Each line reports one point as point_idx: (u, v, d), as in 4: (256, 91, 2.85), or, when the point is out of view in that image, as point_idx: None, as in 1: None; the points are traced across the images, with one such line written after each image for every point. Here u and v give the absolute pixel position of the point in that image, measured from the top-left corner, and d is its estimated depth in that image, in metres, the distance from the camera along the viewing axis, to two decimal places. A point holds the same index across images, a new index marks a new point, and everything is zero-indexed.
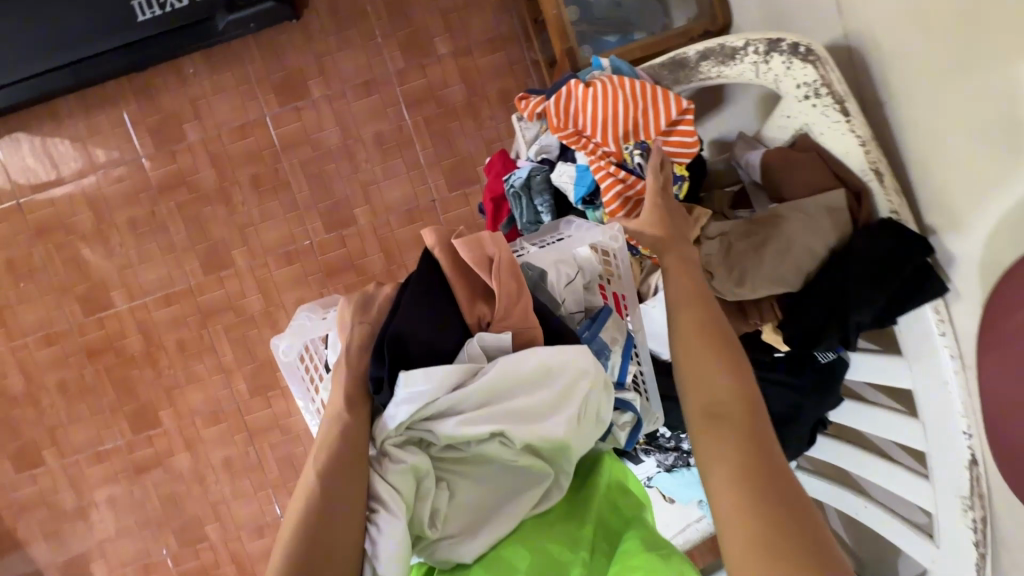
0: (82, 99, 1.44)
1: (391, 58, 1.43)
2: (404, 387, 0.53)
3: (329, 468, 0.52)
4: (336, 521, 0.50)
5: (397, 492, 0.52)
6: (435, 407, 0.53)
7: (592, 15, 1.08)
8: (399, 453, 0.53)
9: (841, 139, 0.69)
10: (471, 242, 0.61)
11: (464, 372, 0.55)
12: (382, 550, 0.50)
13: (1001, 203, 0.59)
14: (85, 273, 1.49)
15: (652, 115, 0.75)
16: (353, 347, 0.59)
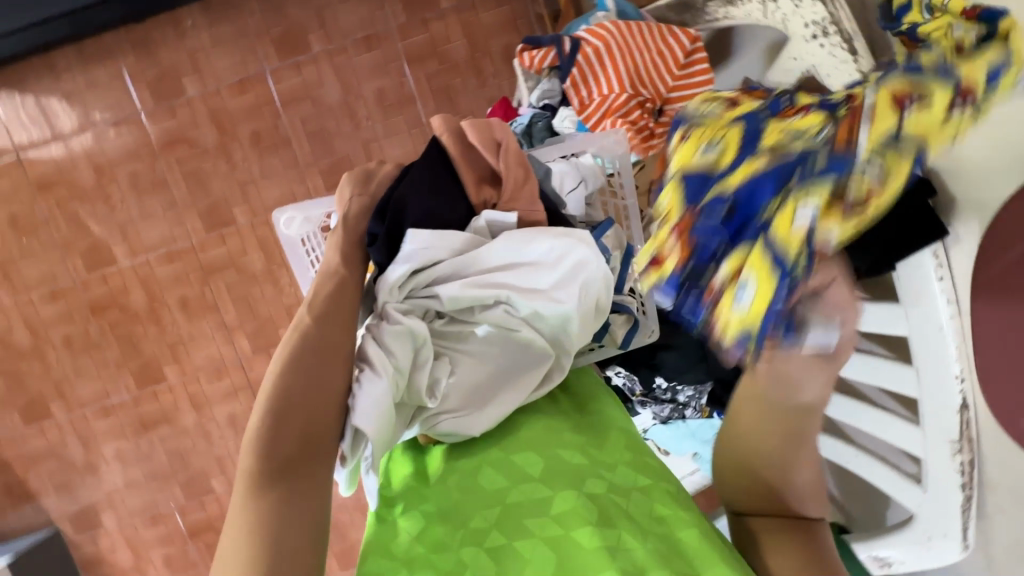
0: (79, 52, 1.42)
1: (392, 12, 1.40)
2: (411, 241, 0.59)
3: (319, 319, 0.57)
4: (327, 371, 0.55)
5: (393, 353, 0.57)
6: (438, 268, 0.60)
7: None
8: (396, 317, 0.58)
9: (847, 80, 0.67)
10: (479, 126, 0.65)
11: (466, 242, 0.62)
12: (365, 400, 0.54)
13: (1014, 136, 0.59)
14: (86, 229, 1.49)
15: (668, 57, 0.75)
16: (350, 215, 0.65)
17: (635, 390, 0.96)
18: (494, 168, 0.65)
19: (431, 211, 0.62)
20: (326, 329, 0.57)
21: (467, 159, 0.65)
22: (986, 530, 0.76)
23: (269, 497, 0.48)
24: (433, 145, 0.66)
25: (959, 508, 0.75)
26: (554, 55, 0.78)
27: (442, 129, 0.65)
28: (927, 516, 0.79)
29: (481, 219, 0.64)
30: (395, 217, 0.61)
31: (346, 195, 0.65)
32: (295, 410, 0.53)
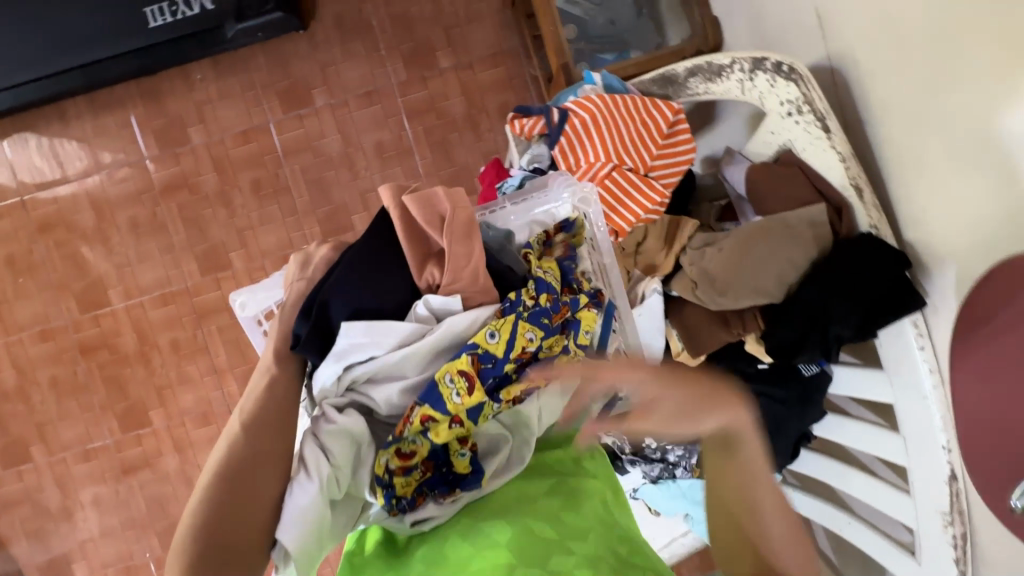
0: (91, 102, 1.48)
1: (393, 70, 1.47)
2: (344, 337, 0.55)
3: (254, 419, 0.56)
4: (261, 472, 0.54)
5: (329, 454, 0.54)
6: (374, 364, 0.56)
7: (589, 33, 1.10)
8: (332, 416, 0.56)
9: (823, 156, 0.71)
10: (422, 199, 0.60)
11: (409, 333, 0.58)
12: (295, 508, 0.53)
13: (979, 215, 0.60)
14: (82, 271, 1.50)
15: (652, 125, 0.79)
16: (288, 302, 0.61)
17: (625, 449, 0.97)
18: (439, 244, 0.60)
19: (359, 305, 0.58)
20: (254, 437, 0.55)
21: (413, 234, 0.61)
22: None
23: None
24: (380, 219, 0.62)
25: None
26: (542, 126, 0.80)
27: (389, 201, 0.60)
28: None
29: (420, 305, 0.59)
30: (319, 315, 0.57)
31: (290, 275, 0.63)
32: (223, 513, 0.51)
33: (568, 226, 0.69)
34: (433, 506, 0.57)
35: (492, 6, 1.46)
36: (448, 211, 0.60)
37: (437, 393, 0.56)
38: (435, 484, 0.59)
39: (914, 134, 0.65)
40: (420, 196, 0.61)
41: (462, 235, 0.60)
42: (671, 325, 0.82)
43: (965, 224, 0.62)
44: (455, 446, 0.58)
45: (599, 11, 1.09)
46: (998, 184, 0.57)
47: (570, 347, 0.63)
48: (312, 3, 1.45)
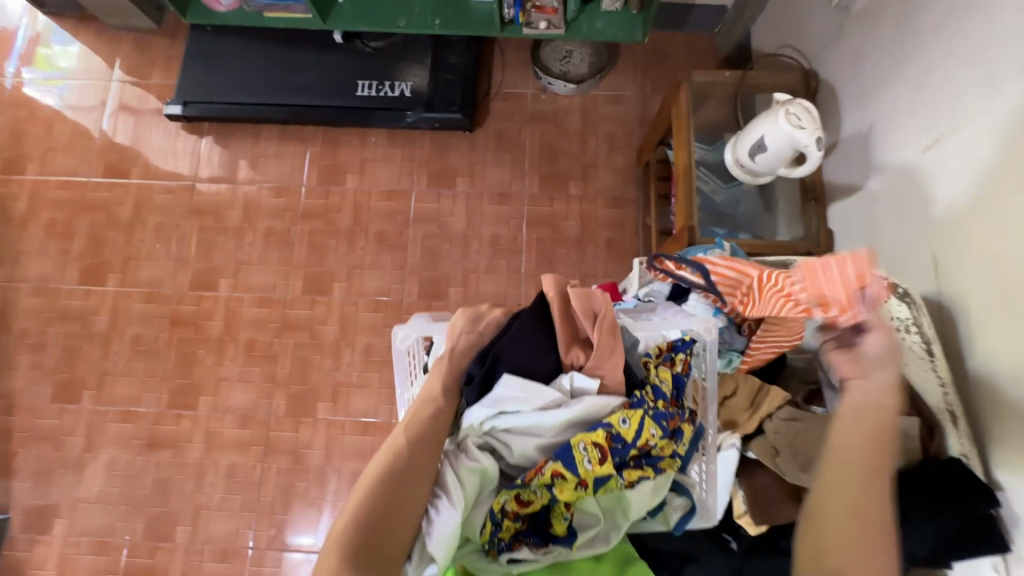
0: (282, 131, 1.78)
1: (529, 183, 1.70)
2: (503, 388, 0.71)
3: (415, 440, 0.70)
4: (410, 487, 0.67)
5: (462, 483, 0.68)
6: (519, 417, 0.71)
7: (713, 207, 1.25)
8: (474, 455, 0.70)
9: (922, 375, 0.78)
10: (582, 295, 0.76)
11: (551, 401, 0.72)
12: (431, 529, 0.66)
13: None
14: (208, 255, 1.70)
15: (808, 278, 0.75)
16: (457, 348, 0.79)
17: None
18: (588, 333, 0.76)
19: (523, 364, 0.75)
20: (414, 456, 0.69)
21: (567, 321, 0.77)
22: None
23: None
24: (539, 303, 0.78)
25: None
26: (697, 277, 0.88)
27: (553, 291, 0.77)
28: None
29: (566, 379, 0.74)
30: (491, 365, 0.75)
31: (457, 328, 0.80)
32: (382, 511, 0.65)
33: (680, 348, 0.81)
34: (527, 550, 0.69)
35: (627, 161, 1.70)
36: (603, 314, 0.75)
37: (571, 455, 0.69)
38: (532, 535, 0.71)
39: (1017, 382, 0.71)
40: (584, 293, 0.77)
41: (607, 331, 0.75)
42: (738, 484, 0.84)
43: None
44: (560, 510, 0.71)
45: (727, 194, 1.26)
46: None
47: (671, 454, 0.76)
48: (484, 115, 1.76)
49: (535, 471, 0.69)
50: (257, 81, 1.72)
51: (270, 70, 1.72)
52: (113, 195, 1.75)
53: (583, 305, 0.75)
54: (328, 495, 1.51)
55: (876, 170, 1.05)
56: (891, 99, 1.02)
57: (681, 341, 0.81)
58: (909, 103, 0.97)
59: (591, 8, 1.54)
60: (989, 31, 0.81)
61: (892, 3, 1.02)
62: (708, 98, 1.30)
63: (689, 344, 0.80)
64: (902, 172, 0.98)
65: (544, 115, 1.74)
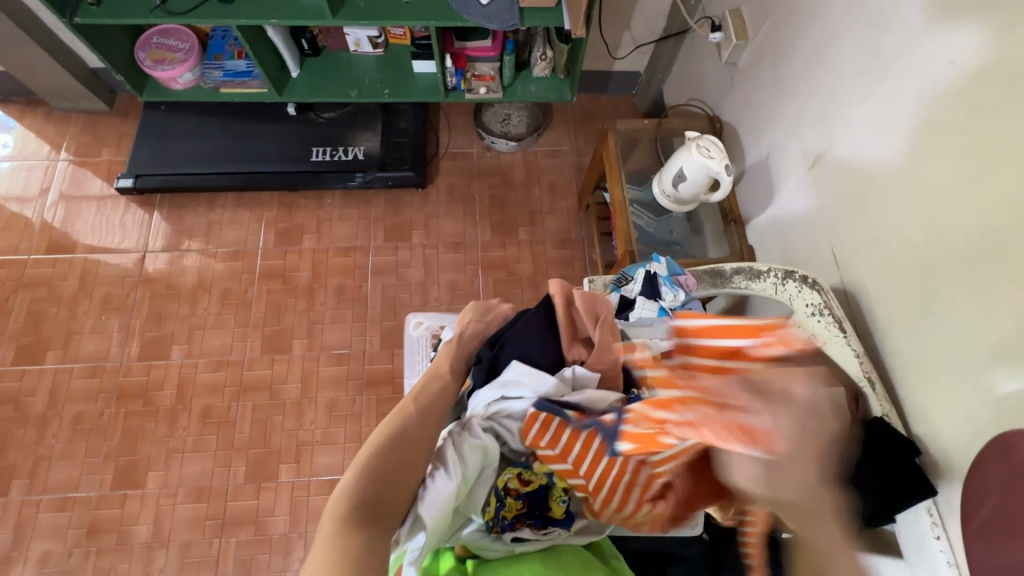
0: (236, 199, 1.83)
1: (481, 231, 1.81)
2: (512, 372, 0.80)
3: (418, 412, 0.76)
4: (412, 452, 0.71)
5: (462, 459, 0.72)
6: (524, 401, 0.79)
7: (649, 237, 1.42)
8: (479, 434, 0.75)
9: (840, 349, 0.89)
10: (587, 297, 0.86)
11: (554, 388, 0.80)
12: (433, 494, 0.68)
13: (994, 407, 0.72)
14: (160, 323, 1.66)
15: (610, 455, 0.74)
16: (465, 333, 0.90)
17: None
18: (591, 333, 0.85)
19: (527, 354, 0.84)
20: (420, 423, 0.75)
21: (569, 321, 0.86)
22: None
23: (358, 531, 0.60)
24: (544, 302, 0.88)
25: None
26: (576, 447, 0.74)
27: (559, 291, 0.86)
28: None
29: (570, 370, 0.83)
30: (498, 351, 0.83)
31: (467, 317, 0.93)
32: (387, 470, 0.67)
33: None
34: (528, 529, 0.73)
35: (570, 205, 1.86)
36: (604, 315, 0.85)
37: None
38: (532, 517, 0.75)
39: (930, 344, 0.81)
40: (592, 296, 0.87)
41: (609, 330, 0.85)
42: None
43: (998, 418, 0.71)
44: (558, 491, 0.77)
45: (659, 223, 1.42)
46: (1001, 383, 0.70)
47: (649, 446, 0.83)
48: (435, 173, 1.89)
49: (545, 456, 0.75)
50: (212, 151, 1.78)
51: (224, 141, 1.80)
52: (56, 270, 1.71)
53: (587, 305, 0.85)
54: (294, 564, 1.42)
55: (777, 190, 1.23)
56: (780, 130, 1.21)
57: None
58: (794, 131, 1.16)
59: (524, 75, 1.74)
60: (842, 70, 1.01)
61: (767, 56, 1.24)
62: (636, 144, 1.48)
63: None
64: (797, 187, 1.16)
65: (490, 171, 1.90)
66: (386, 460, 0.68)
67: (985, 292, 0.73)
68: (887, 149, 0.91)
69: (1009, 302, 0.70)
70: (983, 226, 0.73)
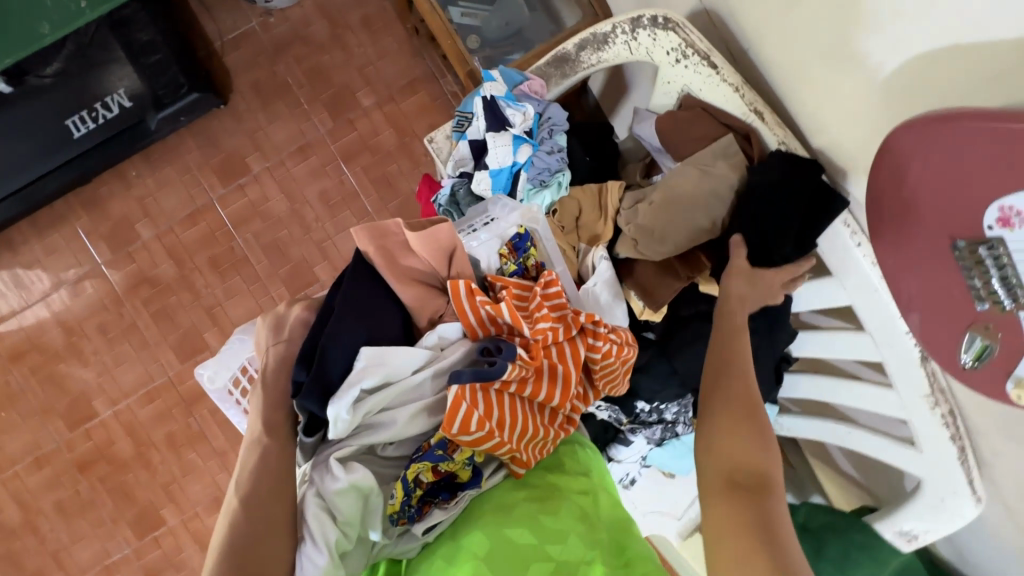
0: (34, 225, 1.50)
1: (319, 120, 1.51)
2: (364, 361, 0.64)
3: (248, 497, 0.60)
4: (266, 551, 0.58)
5: (335, 506, 0.61)
6: (387, 391, 0.65)
7: (490, 38, 1.16)
8: (341, 474, 0.62)
9: (717, 90, 0.76)
10: (390, 228, 0.70)
11: (422, 359, 0.68)
12: (311, 566, 0.59)
13: (882, 89, 0.64)
14: (63, 390, 1.50)
15: (530, 388, 0.67)
16: (269, 368, 0.68)
17: (622, 420, 0.93)
18: (445, 277, 0.72)
19: (373, 334, 0.68)
20: (255, 509, 0.59)
21: (390, 263, 0.70)
22: (992, 476, 0.77)
23: None
24: (358, 259, 0.71)
25: (956, 461, 0.76)
26: (478, 403, 0.63)
27: (364, 240, 0.69)
28: (929, 473, 0.80)
29: (433, 335, 0.70)
30: (317, 367, 0.63)
31: (264, 342, 0.70)
32: None
33: (521, 245, 0.77)
34: (438, 511, 0.65)
35: (397, 37, 1.51)
36: (409, 238, 0.69)
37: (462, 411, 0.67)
38: (438, 493, 0.67)
39: (804, 40, 0.70)
40: (426, 234, 0.69)
41: (443, 255, 0.71)
42: (629, 288, 0.84)
43: (889, 99, 0.64)
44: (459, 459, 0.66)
45: (493, 16, 1.17)
46: (889, 55, 0.61)
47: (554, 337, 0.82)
48: (227, 78, 1.51)
49: (458, 426, 0.63)
50: None
51: None
52: None
53: (379, 243, 0.69)
54: None
55: None
56: None
57: (519, 236, 0.78)
58: None
59: None
60: None
61: None
62: None
63: (527, 237, 0.77)
64: None
65: (287, 42, 1.51)
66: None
67: None
68: None
69: None
70: None
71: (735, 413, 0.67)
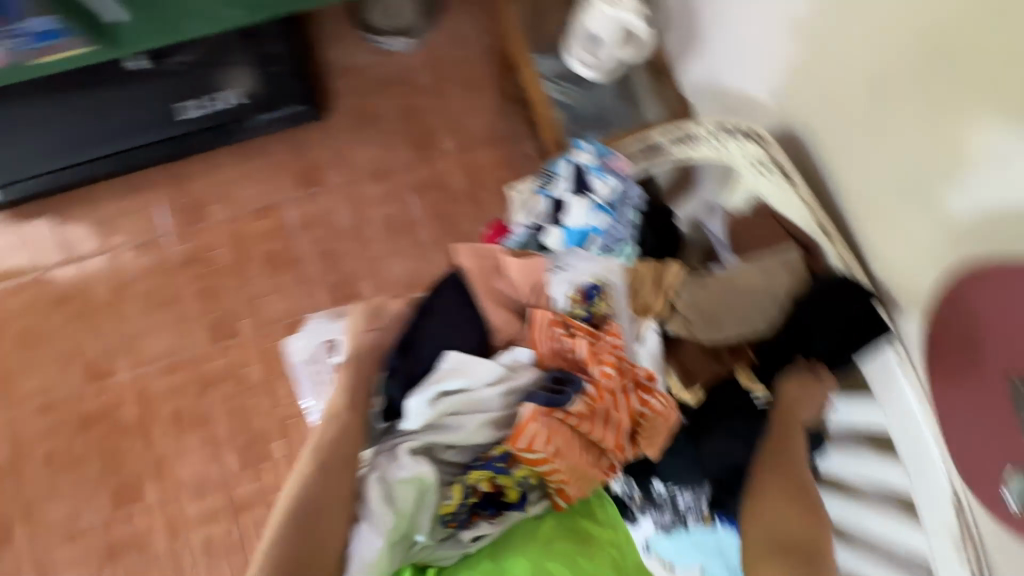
0: (119, 185, 1.60)
1: (401, 153, 1.63)
2: (446, 364, 0.76)
3: (320, 467, 0.69)
4: (326, 518, 0.66)
5: (394, 495, 0.68)
6: (463, 396, 0.74)
7: (577, 114, 1.25)
8: (407, 464, 0.69)
9: (788, 201, 0.83)
10: (489, 257, 0.86)
11: (496, 376, 0.77)
12: (365, 546, 0.66)
13: (945, 230, 0.71)
14: (93, 343, 1.54)
15: (587, 427, 0.73)
16: (358, 347, 0.79)
17: (634, 496, 0.96)
18: (524, 304, 0.86)
19: (450, 341, 0.80)
20: (325, 479, 0.68)
21: (484, 282, 0.84)
22: None
23: None
24: (453, 281, 0.83)
25: None
26: (542, 425, 0.70)
27: (468, 259, 0.84)
28: None
29: (509, 355, 0.80)
30: (412, 350, 0.78)
31: (357, 325, 0.80)
32: (298, 547, 0.64)
33: (592, 293, 0.87)
34: (484, 524, 0.72)
35: (490, 97, 1.66)
36: (507, 264, 0.86)
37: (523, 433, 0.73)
38: (485, 507, 0.73)
39: (880, 174, 0.79)
40: (523, 264, 0.86)
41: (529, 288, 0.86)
42: (668, 363, 0.89)
43: (951, 240, 0.71)
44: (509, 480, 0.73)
45: (585, 96, 1.25)
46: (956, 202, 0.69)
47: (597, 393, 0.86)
48: (330, 98, 1.65)
49: (524, 442, 0.70)
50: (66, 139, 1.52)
51: None
52: None
53: (478, 263, 0.84)
54: None
55: (702, 36, 1.12)
56: None
57: (592, 286, 0.88)
58: None
59: None
60: None
61: None
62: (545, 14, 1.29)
63: (599, 288, 0.87)
64: (725, 29, 1.06)
65: (391, 79, 1.66)
66: (297, 536, 0.64)
67: (939, 108, 0.69)
68: None
69: (969, 108, 0.66)
70: (937, 30, 0.67)
71: (785, 493, 0.77)
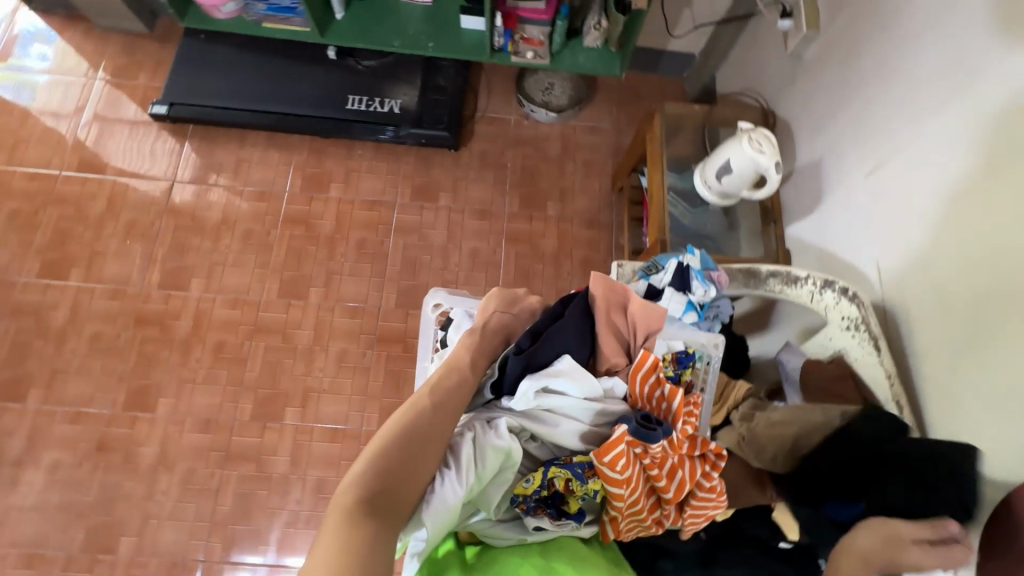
0: (267, 138, 1.81)
1: (510, 201, 1.78)
2: (563, 364, 0.83)
3: (434, 407, 0.74)
4: (429, 451, 0.69)
5: (484, 456, 0.73)
6: (564, 398, 0.81)
7: (683, 228, 1.35)
8: (504, 435, 0.75)
9: (871, 368, 0.88)
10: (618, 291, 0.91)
11: (595, 393, 0.83)
12: (447, 489, 0.69)
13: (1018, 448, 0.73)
14: (181, 255, 1.67)
15: (659, 472, 0.76)
16: (490, 324, 0.93)
17: None
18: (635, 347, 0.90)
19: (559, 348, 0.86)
20: (435, 418, 0.73)
21: (605, 317, 0.89)
22: None
23: (366, 525, 0.59)
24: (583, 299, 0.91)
25: None
26: (625, 451, 0.73)
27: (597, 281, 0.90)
28: None
29: (609, 381, 0.86)
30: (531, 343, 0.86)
31: (489, 308, 0.95)
32: (399, 463, 0.66)
33: (683, 360, 0.92)
34: (547, 520, 0.75)
35: (603, 185, 1.81)
36: (631, 305, 0.89)
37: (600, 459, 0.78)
38: (550, 507, 0.77)
39: (962, 375, 0.82)
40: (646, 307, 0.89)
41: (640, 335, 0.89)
42: None
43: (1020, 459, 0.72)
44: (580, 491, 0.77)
45: (695, 215, 1.36)
46: None
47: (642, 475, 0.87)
48: (469, 136, 1.84)
49: (606, 460, 0.73)
50: (248, 88, 1.76)
51: (261, 79, 1.77)
52: (86, 189, 1.72)
53: (607, 292, 0.89)
54: (290, 504, 1.45)
55: (828, 194, 1.20)
56: (838, 131, 1.19)
57: (686, 354, 0.93)
58: (852, 135, 1.14)
59: (574, 44, 1.68)
60: (919, 77, 0.97)
61: (835, 57, 1.21)
62: (680, 129, 1.43)
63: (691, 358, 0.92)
64: (850, 194, 1.14)
65: (525, 140, 1.85)
66: (399, 454, 0.67)
67: None
68: (953, 169, 0.88)
69: None
70: None
71: None
